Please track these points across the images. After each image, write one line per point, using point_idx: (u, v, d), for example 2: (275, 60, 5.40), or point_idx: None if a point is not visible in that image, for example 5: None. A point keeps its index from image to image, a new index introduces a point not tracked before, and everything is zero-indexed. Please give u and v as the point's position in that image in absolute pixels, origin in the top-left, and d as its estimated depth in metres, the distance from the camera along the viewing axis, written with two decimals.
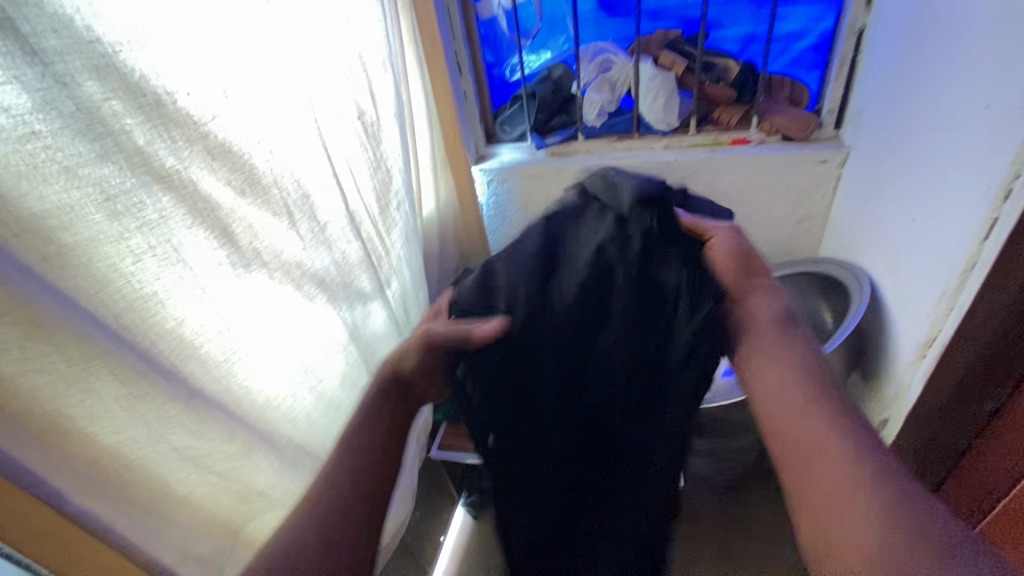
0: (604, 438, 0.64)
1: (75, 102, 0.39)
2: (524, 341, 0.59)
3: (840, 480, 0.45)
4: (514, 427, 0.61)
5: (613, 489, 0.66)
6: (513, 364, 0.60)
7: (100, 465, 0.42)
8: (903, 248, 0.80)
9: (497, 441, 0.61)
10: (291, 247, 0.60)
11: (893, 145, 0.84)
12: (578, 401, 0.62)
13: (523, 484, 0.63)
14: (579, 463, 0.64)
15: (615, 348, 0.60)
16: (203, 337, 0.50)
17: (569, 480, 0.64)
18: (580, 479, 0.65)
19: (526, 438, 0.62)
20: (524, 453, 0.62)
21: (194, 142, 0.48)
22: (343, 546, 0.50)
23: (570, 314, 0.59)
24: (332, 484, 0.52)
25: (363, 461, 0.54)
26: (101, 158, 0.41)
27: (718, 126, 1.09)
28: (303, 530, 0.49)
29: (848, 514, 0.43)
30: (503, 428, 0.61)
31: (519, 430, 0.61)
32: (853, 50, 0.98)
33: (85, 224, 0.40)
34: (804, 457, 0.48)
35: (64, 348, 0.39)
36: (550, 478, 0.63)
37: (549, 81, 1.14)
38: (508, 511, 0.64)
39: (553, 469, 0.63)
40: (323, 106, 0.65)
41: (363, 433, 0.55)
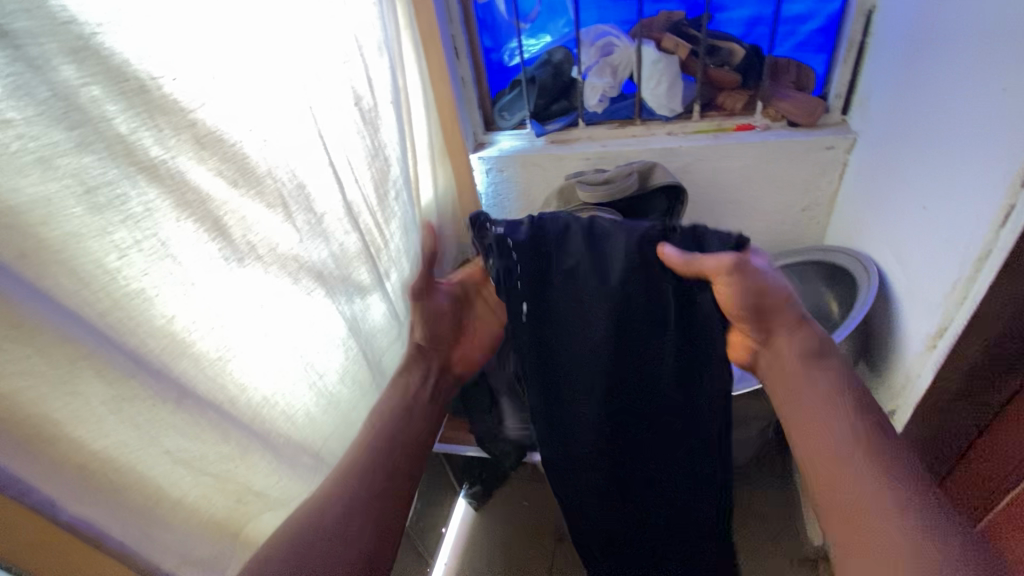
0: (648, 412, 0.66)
1: (51, 88, 0.36)
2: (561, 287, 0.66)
3: (866, 469, 0.48)
4: (563, 360, 0.66)
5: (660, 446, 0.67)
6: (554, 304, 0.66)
7: (90, 470, 0.40)
8: (913, 236, 0.78)
9: (543, 374, 0.66)
10: (286, 239, 0.58)
11: (905, 131, 0.82)
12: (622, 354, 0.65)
13: (560, 425, 0.67)
14: (611, 416, 0.66)
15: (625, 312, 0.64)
16: (195, 335, 0.48)
17: (609, 422, 0.66)
18: (619, 420, 0.66)
19: (568, 367, 0.66)
20: (578, 392, 0.66)
21: (181, 130, 0.46)
22: (352, 539, 0.53)
23: (572, 252, 0.65)
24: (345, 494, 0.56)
25: (395, 449, 0.63)
26: (81, 148, 0.38)
27: (722, 112, 1.07)
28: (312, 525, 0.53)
29: (863, 491, 0.47)
30: (557, 327, 0.66)
31: (560, 363, 0.66)
32: (863, 32, 0.95)
33: (66, 218, 0.38)
34: (824, 446, 0.52)
35: (46, 351, 0.37)
36: (575, 416, 0.67)
37: (549, 66, 1.10)
38: (550, 443, 0.68)
39: (595, 383, 0.65)
40: (318, 93, 0.63)
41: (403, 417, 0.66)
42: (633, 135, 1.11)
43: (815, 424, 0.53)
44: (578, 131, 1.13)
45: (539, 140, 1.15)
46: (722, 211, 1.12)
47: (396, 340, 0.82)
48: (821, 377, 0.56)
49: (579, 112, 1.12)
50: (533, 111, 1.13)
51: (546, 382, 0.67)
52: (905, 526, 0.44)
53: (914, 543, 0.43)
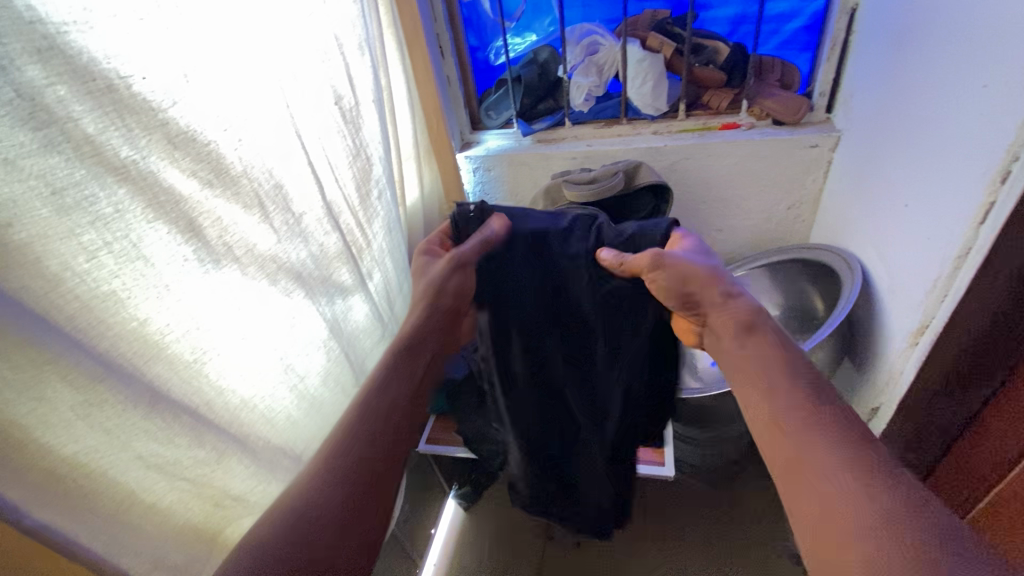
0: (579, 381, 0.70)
1: (14, 88, 0.35)
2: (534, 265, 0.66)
3: (800, 422, 0.45)
4: (547, 342, 0.68)
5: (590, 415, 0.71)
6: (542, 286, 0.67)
7: (58, 476, 0.40)
8: (895, 233, 0.79)
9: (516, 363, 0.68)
10: (264, 240, 0.58)
11: (886, 130, 0.82)
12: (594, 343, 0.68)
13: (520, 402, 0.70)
14: (564, 397, 0.71)
15: (591, 305, 0.66)
16: (169, 337, 0.47)
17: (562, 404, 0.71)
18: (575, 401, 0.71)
19: (551, 342, 0.68)
20: (553, 375, 0.70)
21: (152, 130, 0.45)
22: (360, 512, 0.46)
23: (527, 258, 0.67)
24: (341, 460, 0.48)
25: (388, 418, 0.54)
26: (47, 148, 0.38)
27: (708, 111, 1.08)
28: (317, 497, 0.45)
29: (807, 443, 0.44)
30: (534, 307, 0.67)
31: (532, 352, 0.68)
32: (846, 31, 0.95)
33: (32, 221, 0.37)
34: (763, 411, 0.49)
35: (11, 356, 0.36)
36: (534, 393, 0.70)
37: (535, 65, 1.10)
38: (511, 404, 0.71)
39: (557, 374, 0.69)
40: (296, 91, 0.62)
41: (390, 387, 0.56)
42: (619, 134, 1.11)
43: (760, 394, 0.50)
44: (564, 130, 1.13)
45: (526, 139, 1.14)
46: (709, 209, 1.12)
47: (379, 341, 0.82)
48: (761, 356, 0.53)
49: (566, 111, 1.13)
50: (519, 111, 1.13)
51: (524, 351, 0.68)
52: (842, 479, 0.40)
53: (843, 477, 0.40)
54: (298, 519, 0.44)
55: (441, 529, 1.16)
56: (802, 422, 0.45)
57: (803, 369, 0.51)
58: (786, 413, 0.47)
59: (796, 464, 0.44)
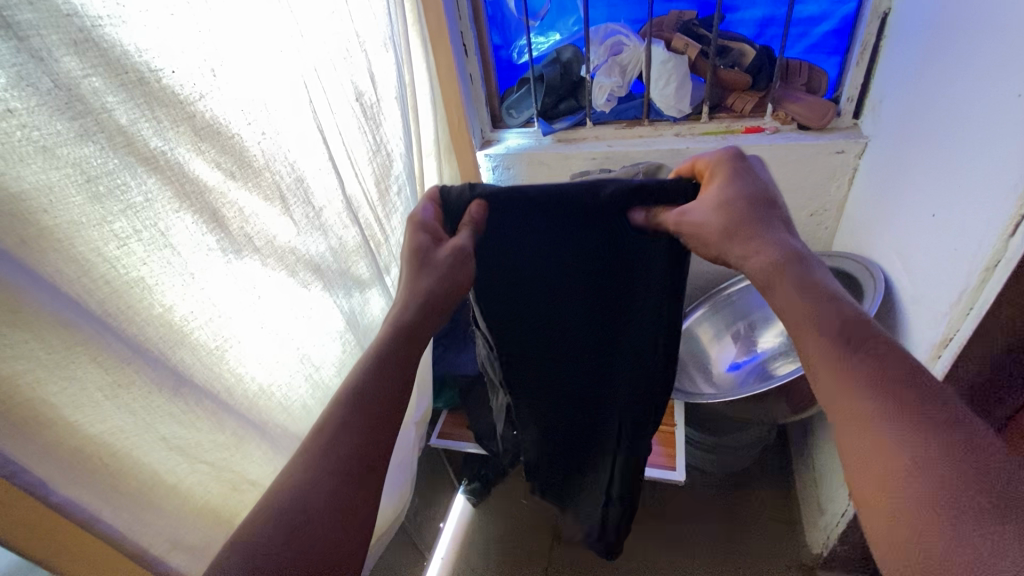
0: (581, 367, 0.70)
1: (52, 78, 0.37)
2: (527, 246, 0.60)
3: (847, 378, 0.38)
4: (559, 322, 0.67)
5: (598, 397, 0.73)
6: (540, 282, 0.63)
7: (85, 454, 0.41)
8: (922, 243, 0.77)
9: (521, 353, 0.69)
10: (283, 231, 0.59)
11: (916, 137, 0.80)
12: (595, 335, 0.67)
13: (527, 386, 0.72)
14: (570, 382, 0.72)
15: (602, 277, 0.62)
16: (193, 324, 0.49)
17: (567, 388, 0.72)
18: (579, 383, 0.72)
19: (562, 327, 0.67)
20: (551, 353, 0.69)
21: (181, 123, 0.46)
22: (354, 509, 0.44)
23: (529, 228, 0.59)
24: (332, 472, 0.44)
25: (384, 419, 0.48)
26: (82, 138, 0.39)
27: (732, 114, 1.06)
28: (308, 504, 0.42)
29: (856, 402, 0.37)
30: (542, 287, 0.64)
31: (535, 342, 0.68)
32: (877, 35, 0.93)
33: (67, 207, 0.38)
34: (802, 344, 0.42)
35: (45, 336, 0.37)
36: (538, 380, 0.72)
37: (557, 65, 1.10)
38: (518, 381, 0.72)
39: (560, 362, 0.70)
40: (318, 87, 0.63)
41: (386, 376, 0.50)
42: (640, 135, 1.11)
43: (805, 336, 0.42)
44: (585, 130, 1.13)
45: (547, 138, 1.15)
46: None
47: None
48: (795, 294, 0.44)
49: (587, 111, 1.12)
50: (541, 109, 1.14)
51: (532, 334, 0.68)
52: (887, 421, 0.35)
53: (892, 449, 0.34)
54: (281, 532, 0.41)
55: (448, 524, 1.18)
56: (846, 374, 0.38)
57: (845, 311, 0.42)
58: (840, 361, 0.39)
59: (844, 416, 0.37)
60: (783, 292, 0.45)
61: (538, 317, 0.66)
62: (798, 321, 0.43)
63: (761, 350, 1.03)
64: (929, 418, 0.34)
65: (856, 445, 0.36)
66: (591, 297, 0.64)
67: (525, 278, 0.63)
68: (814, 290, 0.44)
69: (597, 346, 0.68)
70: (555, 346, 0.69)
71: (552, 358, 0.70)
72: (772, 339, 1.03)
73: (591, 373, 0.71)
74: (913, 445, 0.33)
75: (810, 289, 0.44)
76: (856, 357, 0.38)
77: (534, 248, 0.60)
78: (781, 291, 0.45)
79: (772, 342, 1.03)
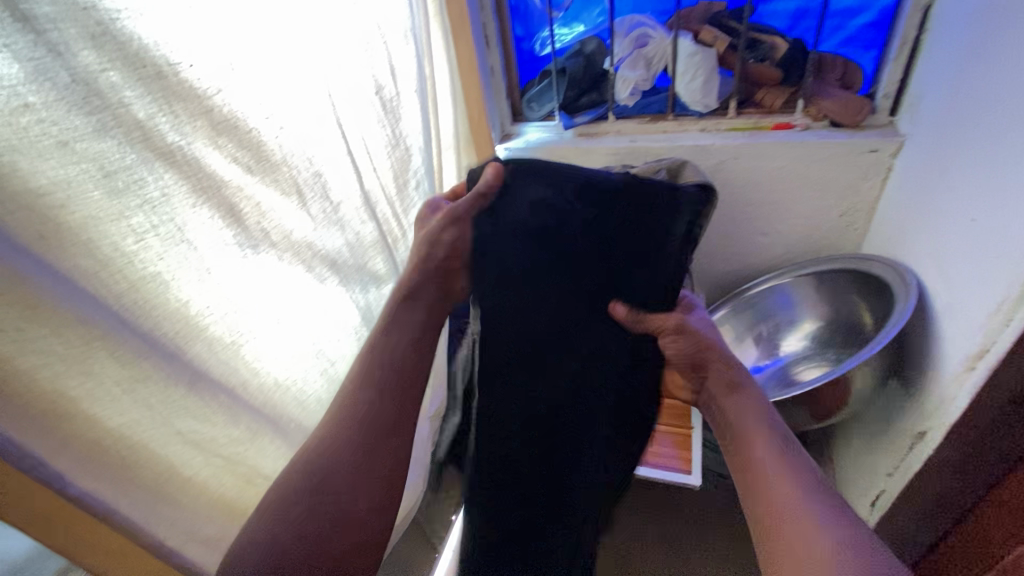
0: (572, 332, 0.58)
1: (70, 73, 0.37)
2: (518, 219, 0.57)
3: (776, 470, 0.45)
4: (547, 269, 0.57)
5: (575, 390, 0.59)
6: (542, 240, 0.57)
7: (103, 447, 0.41)
8: (959, 248, 0.73)
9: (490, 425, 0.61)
10: (300, 226, 0.58)
11: (956, 137, 0.77)
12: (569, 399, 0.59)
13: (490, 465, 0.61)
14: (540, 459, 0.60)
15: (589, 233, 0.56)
16: (210, 319, 0.49)
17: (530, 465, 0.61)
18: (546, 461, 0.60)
19: (548, 278, 0.58)
20: (528, 306, 0.58)
21: (198, 117, 0.46)
22: (370, 474, 0.49)
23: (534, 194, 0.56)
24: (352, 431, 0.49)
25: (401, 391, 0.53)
26: (100, 133, 0.39)
27: (761, 110, 1.03)
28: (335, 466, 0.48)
29: (787, 481, 0.44)
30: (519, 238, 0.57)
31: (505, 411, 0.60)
32: (918, 28, 0.89)
33: (85, 202, 0.38)
34: (743, 430, 0.49)
35: (62, 332, 0.38)
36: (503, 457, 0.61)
37: (580, 57, 1.07)
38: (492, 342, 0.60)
39: (515, 403, 0.60)
40: (337, 80, 0.62)
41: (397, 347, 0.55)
42: (663, 130, 1.08)
43: (752, 426, 0.49)
44: (607, 124, 1.11)
45: (568, 132, 1.13)
46: (755, 213, 1.08)
47: None
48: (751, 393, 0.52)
49: (610, 105, 1.10)
50: (562, 103, 1.11)
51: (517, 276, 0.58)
52: (815, 510, 0.42)
53: (816, 533, 0.40)
54: (307, 486, 0.46)
55: None
56: (783, 464, 0.45)
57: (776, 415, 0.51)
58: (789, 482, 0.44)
59: (774, 490, 0.44)
60: (739, 392, 0.53)
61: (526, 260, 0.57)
62: (750, 410, 0.51)
63: (784, 353, 1.07)
64: (844, 518, 0.41)
65: (775, 505, 0.43)
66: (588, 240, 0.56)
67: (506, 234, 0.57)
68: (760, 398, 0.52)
69: (582, 334, 0.58)
70: (546, 293, 0.58)
71: (542, 312, 0.58)
72: (796, 341, 1.07)
73: (573, 340, 0.59)
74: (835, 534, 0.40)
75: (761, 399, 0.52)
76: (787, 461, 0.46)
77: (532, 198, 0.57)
78: (746, 388, 0.53)
79: (795, 344, 1.07)
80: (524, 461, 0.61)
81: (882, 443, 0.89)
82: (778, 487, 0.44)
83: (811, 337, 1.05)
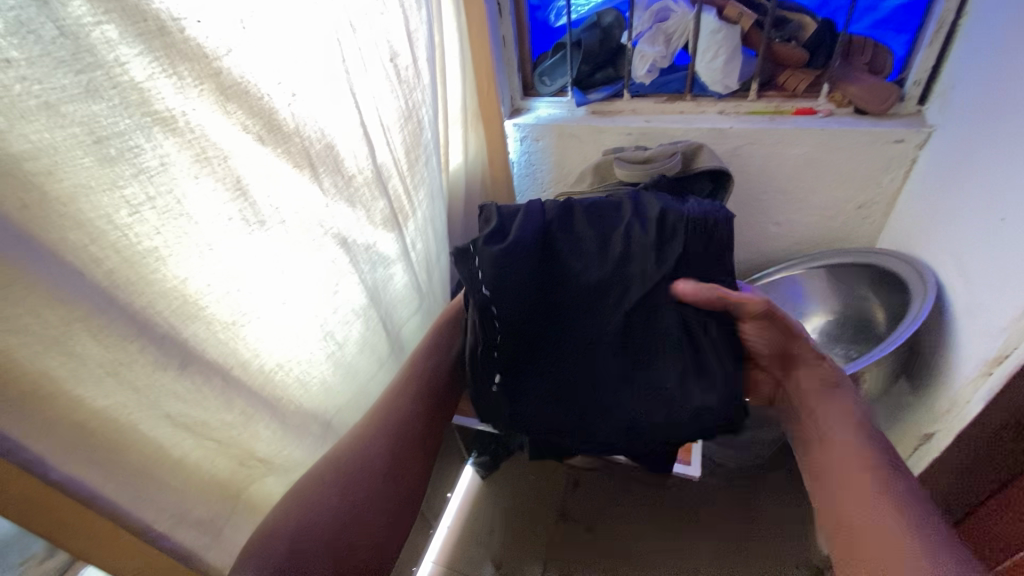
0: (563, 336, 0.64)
1: (57, 25, 0.33)
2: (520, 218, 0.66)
3: (858, 460, 0.54)
4: (563, 313, 0.64)
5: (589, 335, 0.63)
6: (561, 255, 0.65)
7: (85, 429, 0.39)
8: (985, 246, 0.71)
9: (493, 298, 0.61)
10: (312, 203, 0.55)
11: (990, 129, 0.73)
12: (633, 255, 0.64)
13: (509, 331, 0.62)
14: (580, 317, 0.63)
15: (587, 229, 0.67)
16: (209, 298, 0.46)
17: (575, 350, 0.63)
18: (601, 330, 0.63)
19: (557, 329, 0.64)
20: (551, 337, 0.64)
21: (205, 80, 0.42)
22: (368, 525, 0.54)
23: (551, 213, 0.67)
24: (381, 434, 0.59)
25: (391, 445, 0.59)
26: (90, 94, 0.35)
27: (783, 94, 0.99)
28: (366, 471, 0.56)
29: (874, 510, 0.50)
30: (577, 254, 0.65)
31: (514, 288, 0.61)
32: (957, 12, 0.85)
33: (74, 169, 0.35)
34: (830, 415, 0.59)
35: (38, 310, 0.35)
36: (523, 314, 0.62)
37: (596, 30, 1.03)
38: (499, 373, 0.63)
39: (535, 324, 0.63)
40: (353, 47, 0.59)
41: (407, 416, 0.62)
42: (680, 111, 1.04)
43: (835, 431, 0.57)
44: (622, 103, 1.07)
45: (580, 110, 1.09)
46: (770, 201, 1.05)
47: (417, 312, 0.79)
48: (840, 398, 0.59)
49: (625, 82, 1.06)
50: (576, 78, 1.08)
51: (533, 317, 0.63)
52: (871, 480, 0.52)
53: (885, 509, 0.50)
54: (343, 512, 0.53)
55: (456, 494, 1.19)
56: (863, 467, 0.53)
57: (875, 437, 0.56)
58: (852, 428, 0.57)
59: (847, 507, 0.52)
60: (838, 424, 0.58)
61: (529, 314, 0.62)
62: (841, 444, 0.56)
63: None
64: (897, 478, 0.52)
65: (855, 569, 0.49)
66: (610, 268, 0.64)
67: (514, 253, 0.62)
68: (849, 402, 0.59)
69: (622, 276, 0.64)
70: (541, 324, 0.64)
71: (535, 307, 0.63)
72: None
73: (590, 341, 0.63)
74: (906, 519, 0.48)
75: (863, 434, 0.56)
76: (854, 435, 0.56)
77: (538, 227, 0.65)
78: (845, 431, 0.57)
79: None
80: (539, 381, 0.63)
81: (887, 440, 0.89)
82: (842, 422, 0.58)
83: (820, 331, 1.02)
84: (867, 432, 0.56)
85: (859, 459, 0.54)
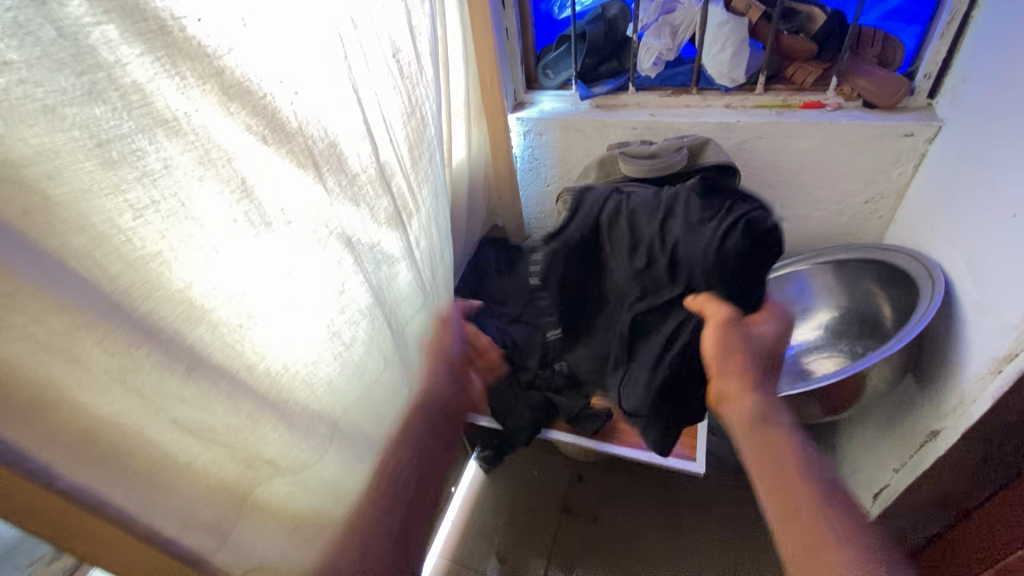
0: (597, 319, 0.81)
1: (56, 26, 0.32)
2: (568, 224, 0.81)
3: (807, 490, 0.59)
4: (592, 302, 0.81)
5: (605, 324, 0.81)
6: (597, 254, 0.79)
7: (91, 435, 0.39)
8: (995, 243, 0.70)
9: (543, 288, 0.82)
10: (317, 203, 0.55)
11: (1001, 123, 0.72)
12: (653, 270, 0.75)
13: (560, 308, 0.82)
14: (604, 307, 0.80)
15: (611, 242, 0.78)
16: (214, 301, 0.45)
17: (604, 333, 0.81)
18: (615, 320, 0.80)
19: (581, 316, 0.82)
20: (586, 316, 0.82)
21: (207, 79, 0.42)
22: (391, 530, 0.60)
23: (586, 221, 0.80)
24: None
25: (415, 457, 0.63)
26: (91, 97, 0.34)
27: (790, 87, 0.98)
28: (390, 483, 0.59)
29: (829, 541, 0.56)
30: (609, 256, 0.78)
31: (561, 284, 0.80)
32: (970, 3, 0.83)
33: (77, 173, 0.35)
34: (777, 442, 0.63)
35: (42, 318, 0.34)
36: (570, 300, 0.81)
37: (602, 22, 1.01)
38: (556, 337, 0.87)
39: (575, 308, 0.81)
40: (355, 44, 0.58)
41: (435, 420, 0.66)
42: (686, 104, 1.03)
43: (782, 460, 0.61)
44: (627, 96, 1.06)
45: (584, 102, 1.08)
46: (777, 196, 1.04)
47: (421, 310, 0.79)
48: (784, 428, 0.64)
49: (630, 74, 1.05)
50: (579, 71, 1.07)
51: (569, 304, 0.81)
52: (820, 511, 0.58)
53: (835, 539, 0.56)
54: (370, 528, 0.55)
55: (461, 488, 1.20)
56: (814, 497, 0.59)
57: (812, 465, 0.63)
58: (795, 456, 0.62)
59: (801, 535, 0.57)
60: (783, 453, 0.62)
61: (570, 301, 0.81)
62: (787, 472, 0.60)
63: (796, 341, 1.05)
64: (837, 508, 0.59)
65: None
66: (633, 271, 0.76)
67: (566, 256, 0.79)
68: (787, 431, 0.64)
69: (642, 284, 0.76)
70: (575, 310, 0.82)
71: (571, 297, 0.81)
72: (810, 331, 1.05)
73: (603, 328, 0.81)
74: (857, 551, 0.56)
75: (806, 464, 0.62)
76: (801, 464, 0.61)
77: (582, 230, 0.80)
78: (791, 460, 0.61)
79: (810, 334, 1.05)
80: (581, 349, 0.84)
81: (893, 436, 0.88)
82: (788, 452, 0.62)
83: (827, 327, 1.03)
84: (807, 461, 0.62)
85: (806, 488, 0.59)
